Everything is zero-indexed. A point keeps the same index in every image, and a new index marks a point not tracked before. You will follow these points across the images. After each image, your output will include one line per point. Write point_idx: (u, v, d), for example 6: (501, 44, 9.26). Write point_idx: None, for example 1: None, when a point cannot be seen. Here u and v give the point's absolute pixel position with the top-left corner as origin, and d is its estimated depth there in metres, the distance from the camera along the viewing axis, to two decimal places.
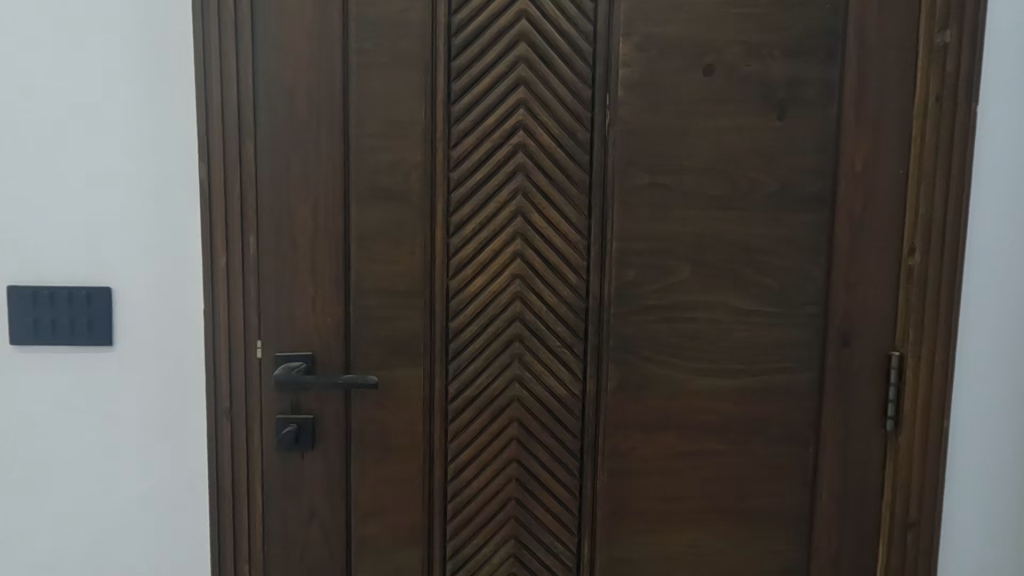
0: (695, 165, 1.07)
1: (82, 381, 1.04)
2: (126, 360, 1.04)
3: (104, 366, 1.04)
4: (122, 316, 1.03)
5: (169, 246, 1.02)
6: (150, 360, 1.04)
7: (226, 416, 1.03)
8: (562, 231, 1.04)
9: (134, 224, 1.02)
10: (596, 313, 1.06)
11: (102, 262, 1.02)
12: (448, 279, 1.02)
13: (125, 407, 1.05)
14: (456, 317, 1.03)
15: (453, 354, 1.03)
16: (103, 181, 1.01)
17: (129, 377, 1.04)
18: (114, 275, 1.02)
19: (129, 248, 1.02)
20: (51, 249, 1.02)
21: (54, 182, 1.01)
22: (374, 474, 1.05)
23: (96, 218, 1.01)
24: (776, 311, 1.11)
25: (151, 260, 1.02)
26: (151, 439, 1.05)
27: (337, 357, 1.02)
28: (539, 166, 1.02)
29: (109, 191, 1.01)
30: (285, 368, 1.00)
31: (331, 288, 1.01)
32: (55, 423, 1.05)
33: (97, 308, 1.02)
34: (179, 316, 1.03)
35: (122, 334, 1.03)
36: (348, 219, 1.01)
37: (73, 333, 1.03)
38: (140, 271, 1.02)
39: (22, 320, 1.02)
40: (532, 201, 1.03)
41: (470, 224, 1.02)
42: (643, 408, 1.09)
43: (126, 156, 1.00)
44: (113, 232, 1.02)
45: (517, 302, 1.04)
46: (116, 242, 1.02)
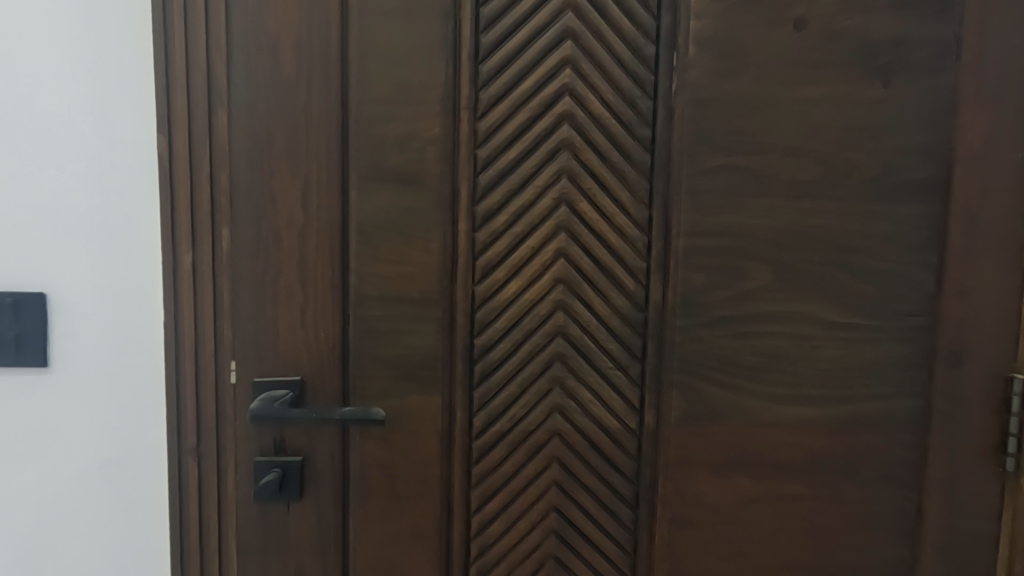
0: (783, 143, 0.85)
1: (8, 411, 0.82)
2: (65, 386, 0.82)
3: (35, 393, 0.82)
4: (59, 328, 0.81)
5: (117, 241, 0.80)
6: (95, 385, 0.82)
7: (193, 455, 0.79)
8: (617, 223, 0.83)
9: (73, 212, 0.79)
10: (657, 327, 0.85)
11: (32, 262, 0.80)
12: (473, 285, 0.81)
13: (63, 444, 0.83)
14: (483, 332, 0.81)
15: (479, 379, 0.82)
16: (31, 158, 0.79)
17: (68, 407, 0.82)
18: (49, 278, 0.80)
19: (68, 245, 0.80)
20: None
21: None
22: (380, 530, 0.82)
23: (24, 206, 0.79)
24: (874, 324, 0.90)
25: (95, 258, 0.80)
26: (95, 485, 0.83)
27: (332, 381, 0.79)
28: (589, 142, 0.81)
29: (38, 172, 0.79)
30: (264, 398, 0.77)
31: (325, 294, 0.78)
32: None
33: (26, 319, 0.80)
34: (131, 329, 0.81)
35: (60, 351, 0.81)
36: (347, 205, 0.77)
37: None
38: (82, 273, 0.80)
39: None
40: (580, 185, 0.81)
41: (502, 215, 0.80)
42: (712, 443, 0.88)
43: (61, 125, 0.78)
44: (46, 224, 0.80)
45: (559, 313, 0.83)
46: (50, 236, 0.80)
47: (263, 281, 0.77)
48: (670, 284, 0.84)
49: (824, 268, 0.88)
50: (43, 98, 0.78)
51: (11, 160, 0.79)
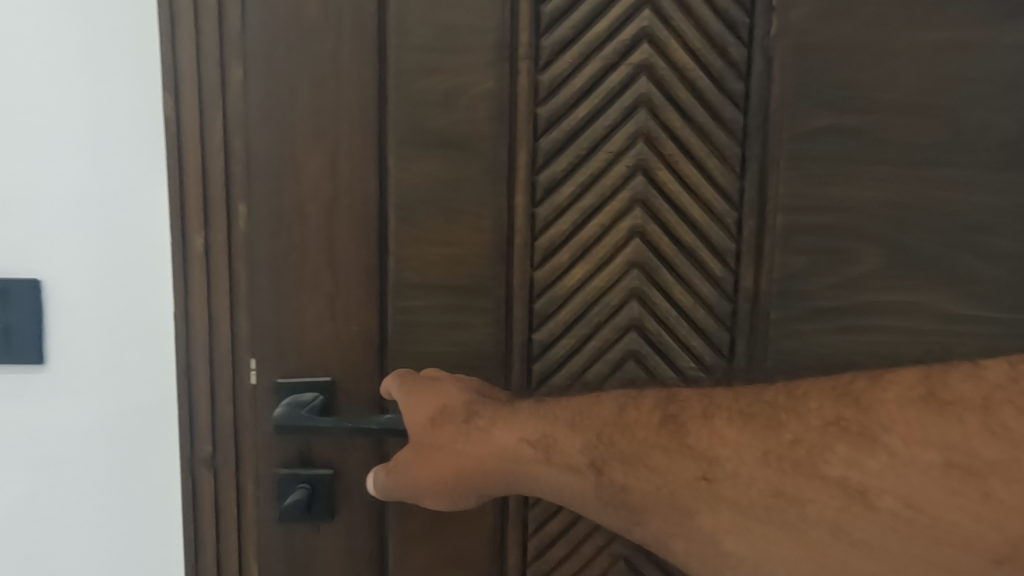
0: (898, 100, 0.69)
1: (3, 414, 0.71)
2: (63, 387, 0.71)
3: (32, 393, 0.71)
4: (54, 321, 0.69)
5: (114, 220, 0.67)
6: (96, 388, 0.70)
7: (207, 465, 0.68)
8: (703, 195, 0.69)
9: (69, 183, 0.67)
10: (747, 320, 0.71)
11: (20, 242, 0.68)
12: (532, 270, 0.68)
13: (64, 453, 0.72)
14: (543, 325, 0.69)
15: (538, 379, 0.70)
16: (15, 119, 0.66)
17: (67, 411, 0.71)
18: (43, 262, 0.68)
19: (61, 223, 0.68)
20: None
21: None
22: (423, 555, 0.70)
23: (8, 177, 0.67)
24: (1009, 318, 0.72)
25: (95, 237, 0.67)
26: (102, 497, 0.72)
27: (366, 383, 0.67)
28: (671, 97, 0.68)
29: (25, 135, 0.66)
30: (290, 402, 0.65)
31: (359, 279, 0.66)
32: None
33: (18, 309, 0.68)
34: (135, 323, 0.69)
35: (54, 348, 0.70)
36: (384, 174, 0.65)
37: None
38: (81, 255, 0.68)
39: None
40: (659, 150, 0.68)
41: (567, 186, 0.67)
42: None
43: (47, 80, 0.65)
44: (35, 199, 0.67)
45: (632, 303, 0.70)
46: (40, 212, 0.68)
47: (283, 265, 0.65)
48: (764, 268, 0.71)
49: (947, 251, 0.72)
50: (27, 48, 0.65)
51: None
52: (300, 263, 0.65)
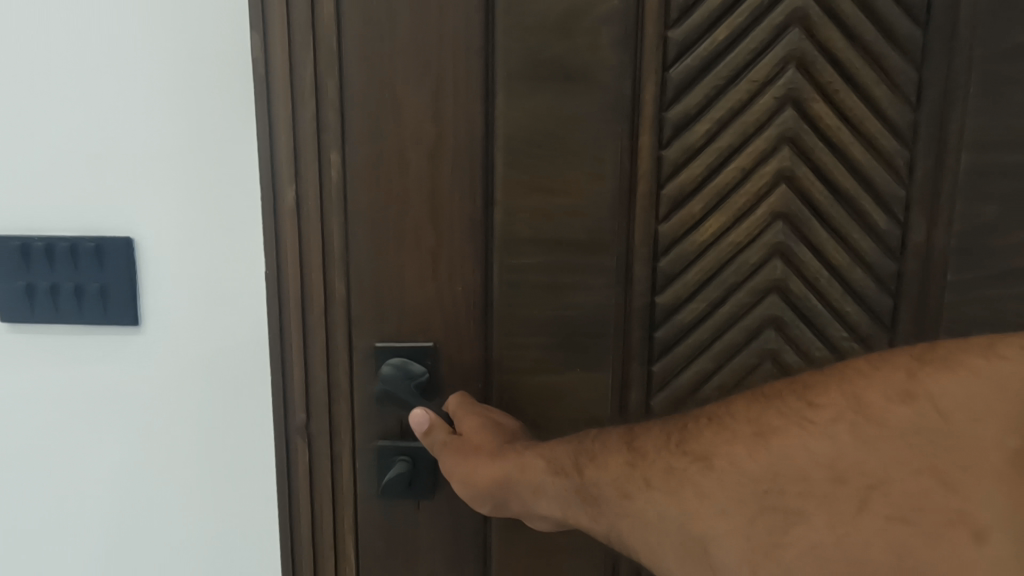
0: None
1: (97, 379, 0.68)
2: (158, 351, 0.67)
3: (125, 359, 0.67)
4: (149, 279, 0.65)
5: (210, 169, 0.63)
6: (191, 349, 0.67)
7: (301, 433, 0.63)
8: (867, 132, 0.58)
9: (161, 134, 0.62)
10: (917, 284, 0.60)
11: (112, 197, 0.64)
12: (658, 223, 0.59)
13: (158, 421, 0.68)
14: (668, 288, 0.60)
15: (661, 350, 0.61)
16: (104, 60, 0.62)
17: (161, 376, 0.67)
18: (136, 219, 0.64)
19: (154, 173, 0.63)
20: (34, 176, 0.64)
21: (27, 67, 0.62)
22: (529, 540, 0.64)
23: (98, 125, 0.63)
24: None
25: (188, 192, 0.63)
26: (198, 467, 0.69)
27: (469, 349, 0.61)
28: (832, 12, 0.56)
29: (112, 78, 0.62)
30: (398, 366, 0.59)
31: (463, 233, 0.59)
32: (59, 440, 0.69)
33: (113, 269, 0.65)
34: (231, 279, 0.65)
35: (149, 308, 0.66)
36: (492, 113, 0.57)
37: (80, 305, 0.66)
38: (175, 211, 0.64)
39: (11, 285, 0.66)
40: (815, 78, 0.57)
41: (701, 123, 0.57)
42: None
43: (135, 16, 0.61)
44: (126, 146, 0.63)
45: (775, 261, 0.59)
46: (131, 161, 0.63)
47: (381, 218, 0.59)
48: (941, 220, 0.59)
49: None
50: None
51: (79, 65, 0.62)
52: (399, 216, 0.59)
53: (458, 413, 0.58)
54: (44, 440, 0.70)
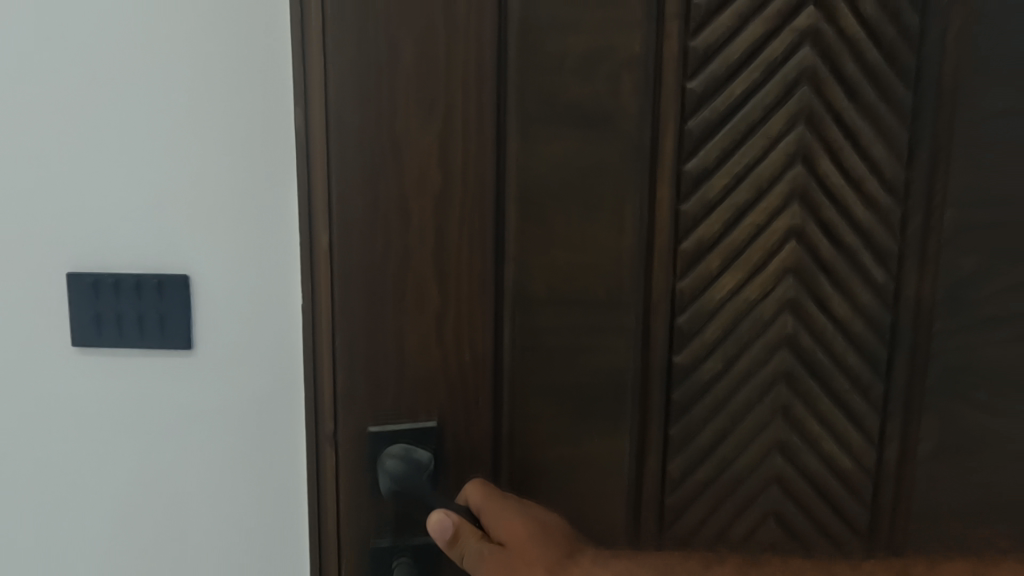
0: None
1: (145, 411, 0.65)
2: (217, 389, 0.64)
3: (185, 394, 0.64)
4: (205, 311, 0.63)
5: (273, 197, 0.61)
6: (247, 380, 0.64)
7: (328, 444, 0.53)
8: (867, 188, 0.59)
9: (225, 164, 0.61)
10: (908, 333, 0.62)
11: (171, 225, 0.62)
12: (675, 280, 0.56)
13: (208, 459, 0.65)
14: (685, 346, 0.57)
15: (678, 411, 0.58)
16: (166, 80, 0.59)
17: (212, 409, 0.64)
18: (199, 250, 0.62)
19: (216, 198, 0.61)
20: (86, 201, 0.61)
21: (80, 83, 0.59)
22: None
23: (155, 147, 0.60)
24: None
25: (250, 221, 0.61)
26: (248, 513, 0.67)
27: (481, 420, 0.54)
28: (836, 72, 0.57)
29: (180, 100, 0.59)
30: (401, 456, 0.52)
31: (474, 291, 0.52)
32: (98, 479, 0.66)
33: (176, 306, 0.63)
34: (290, 309, 0.63)
35: (207, 338, 0.63)
36: (505, 161, 0.52)
37: (139, 334, 0.63)
38: (240, 242, 0.62)
39: (79, 316, 0.63)
40: (821, 135, 0.57)
41: (718, 177, 0.55)
42: (963, 487, 0.64)
43: (205, 36, 0.59)
44: (184, 170, 0.61)
45: (787, 316, 0.59)
46: (188, 187, 0.61)
47: (380, 276, 0.51)
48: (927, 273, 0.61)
49: None
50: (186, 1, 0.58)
51: (138, 91, 0.59)
52: (401, 274, 0.51)
53: (494, 520, 0.50)
54: (80, 478, 0.66)
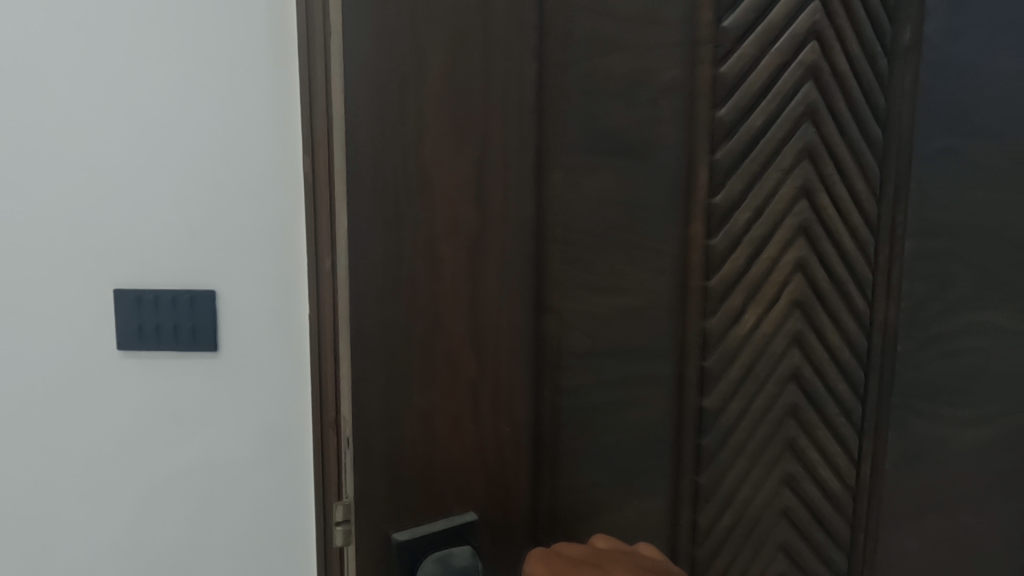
0: (1002, 126, 0.66)
1: (206, 385, 1.00)
2: (234, 364, 1.00)
3: (206, 371, 1.00)
4: (223, 318, 0.99)
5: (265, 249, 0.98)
6: (258, 360, 1.01)
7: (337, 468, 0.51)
8: (852, 223, 0.61)
9: (240, 226, 0.97)
10: (881, 356, 0.66)
11: (199, 261, 0.97)
12: (704, 321, 0.50)
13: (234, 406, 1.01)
14: (715, 391, 0.51)
15: (708, 461, 0.53)
16: (223, 174, 0.95)
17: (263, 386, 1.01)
18: (218, 279, 0.98)
19: (213, 251, 0.97)
20: (154, 244, 0.96)
21: (199, 173, 0.95)
22: None
23: (215, 216, 0.96)
24: None
25: (254, 262, 0.98)
26: (253, 445, 1.03)
27: (519, 500, 0.46)
28: (830, 110, 0.58)
29: (227, 182, 0.95)
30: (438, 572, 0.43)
31: (511, 352, 0.44)
32: (169, 429, 1.01)
33: (201, 313, 0.98)
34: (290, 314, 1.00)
35: (224, 337, 0.99)
36: (543, 198, 0.44)
37: (175, 337, 0.98)
38: (244, 273, 0.98)
39: (126, 324, 0.97)
40: (821, 171, 0.58)
41: (738, 212, 0.54)
42: (913, 490, 0.71)
43: (250, 146, 0.95)
44: (210, 236, 0.97)
45: (794, 351, 0.59)
46: (219, 239, 0.97)
47: (405, 338, 0.42)
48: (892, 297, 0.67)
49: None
50: (240, 132, 0.94)
51: (192, 182, 0.95)
52: (433, 334, 0.42)
53: None
54: (148, 428, 1.01)
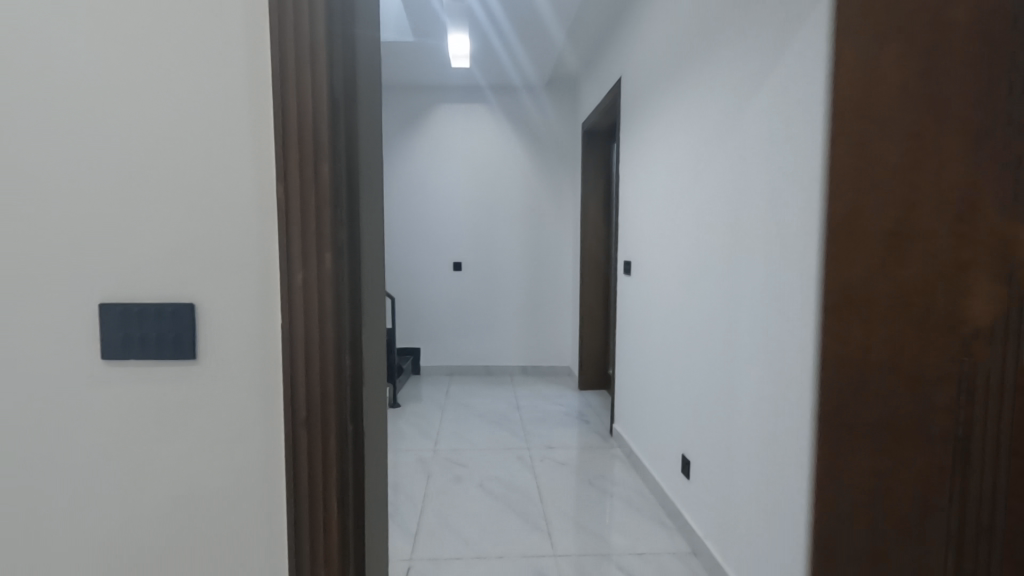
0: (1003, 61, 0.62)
1: (168, 399, 0.63)
2: (206, 416, 0.63)
3: (192, 416, 0.63)
4: (206, 336, 0.62)
5: (258, 244, 0.61)
6: (233, 416, 0.63)
7: (304, 429, 0.61)
8: None
9: (233, 209, 0.61)
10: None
11: (176, 273, 0.61)
12: None
13: (197, 477, 0.63)
14: None
15: None
16: (191, 66, 0.60)
17: (253, 415, 0.63)
18: (200, 284, 0.61)
19: (182, 191, 0.60)
20: (95, 234, 0.61)
21: (140, 73, 0.59)
22: None
23: (185, 133, 0.60)
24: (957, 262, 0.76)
25: (253, 261, 0.61)
26: (224, 532, 0.64)
27: None
28: None
29: (193, 131, 0.60)
30: None
31: None
32: (120, 459, 0.63)
33: (181, 323, 0.61)
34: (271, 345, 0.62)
35: (210, 353, 0.62)
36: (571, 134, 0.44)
37: (158, 352, 0.61)
38: (234, 280, 0.61)
39: (103, 338, 0.61)
40: None
41: None
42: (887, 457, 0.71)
43: (219, 87, 0.60)
44: (187, 156, 0.60)
45: None
46: (211, 233, 0.61)
47: None
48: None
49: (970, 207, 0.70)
50: (182, 15, 0.59)
51: (152, 148, 0.60)
52: None
53: None
54: (91, 447, 0.63)
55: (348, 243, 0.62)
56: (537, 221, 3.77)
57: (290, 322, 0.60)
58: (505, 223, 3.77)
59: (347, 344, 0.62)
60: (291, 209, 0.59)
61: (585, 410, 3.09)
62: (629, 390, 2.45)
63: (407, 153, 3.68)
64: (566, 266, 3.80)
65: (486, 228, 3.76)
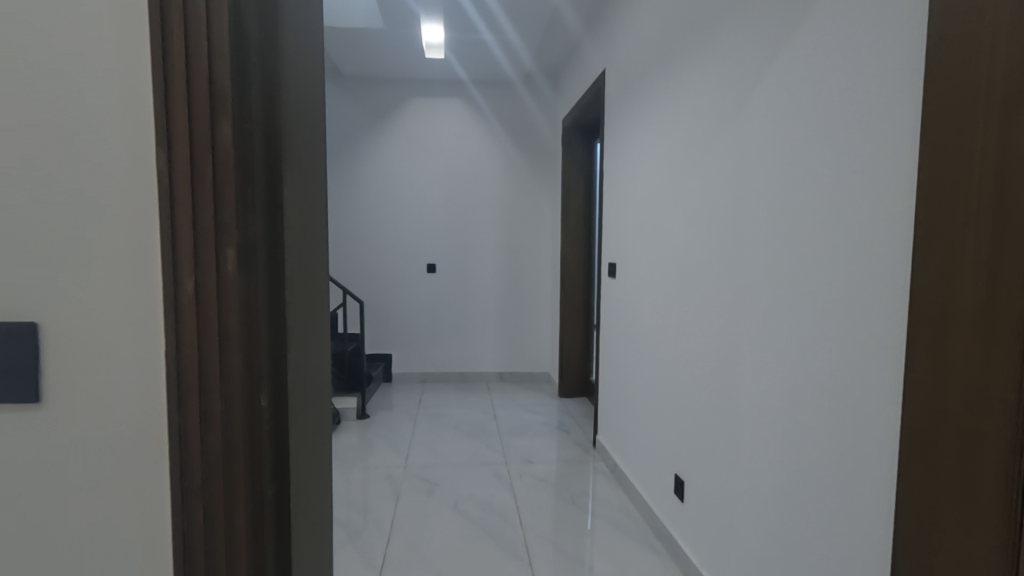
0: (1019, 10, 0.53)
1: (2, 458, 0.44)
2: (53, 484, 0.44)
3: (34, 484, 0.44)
4: (55, 370, 0.43)
5: (129, 236, 0.42)
6: (94, 484, 0.44)
7: (197, 502, 0.43)
8: None
9: (91, 186, 0.42)
10: None
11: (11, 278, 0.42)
12: None
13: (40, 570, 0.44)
14: None
15: None
16: None
17: (128, 483, 0.44)
18: (46, 294, 0.43)
19: (18, 159, 0.42)
20: None
21: None
22: None
23: (18, 72, 0.41)
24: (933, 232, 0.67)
25: (124, 261, 0.42)
26: None
27: None
28: None
29: (35, 74, 0.41)
30: None
31: None
32: None
33: (16, 352, 0.42)
34: (149, 381, 0.43)
35: (61, 393, 0.43)
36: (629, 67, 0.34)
37: None
38: (95, 289, 0.43)
39: None
40: None
41: None
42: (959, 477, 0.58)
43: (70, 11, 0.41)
44: (16, 104, 0.42)
45: None
46: (59, 222, 0.42)
47: None
48: (994, 327, 0.55)
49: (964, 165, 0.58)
50: None
51: None
52: None
53: None
54: None
55: (266, 240, 0.44)
56: (516, 222, 3.61)
57: (178, 353, 0.42)
58: (481, 224, 3.60)
59: (265, 381, 0.44)
60: (180, 189, 0.41)
61: (565, 420, 2.94)
62: (614, 401, 2.30)
63: (378, 149, 3.48)
64: (546, 268, 3.65)
65: (461, 228, 3.59)
